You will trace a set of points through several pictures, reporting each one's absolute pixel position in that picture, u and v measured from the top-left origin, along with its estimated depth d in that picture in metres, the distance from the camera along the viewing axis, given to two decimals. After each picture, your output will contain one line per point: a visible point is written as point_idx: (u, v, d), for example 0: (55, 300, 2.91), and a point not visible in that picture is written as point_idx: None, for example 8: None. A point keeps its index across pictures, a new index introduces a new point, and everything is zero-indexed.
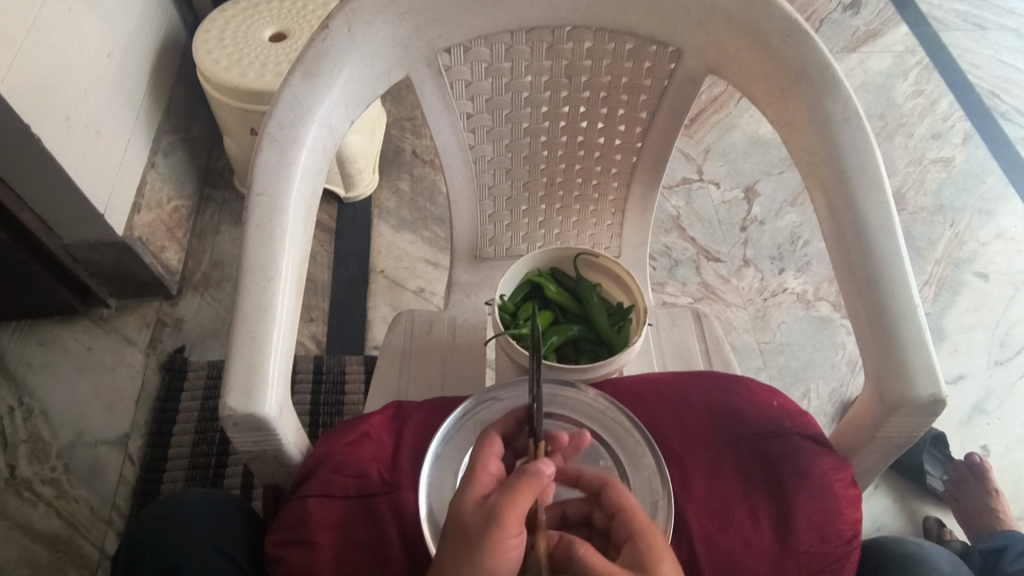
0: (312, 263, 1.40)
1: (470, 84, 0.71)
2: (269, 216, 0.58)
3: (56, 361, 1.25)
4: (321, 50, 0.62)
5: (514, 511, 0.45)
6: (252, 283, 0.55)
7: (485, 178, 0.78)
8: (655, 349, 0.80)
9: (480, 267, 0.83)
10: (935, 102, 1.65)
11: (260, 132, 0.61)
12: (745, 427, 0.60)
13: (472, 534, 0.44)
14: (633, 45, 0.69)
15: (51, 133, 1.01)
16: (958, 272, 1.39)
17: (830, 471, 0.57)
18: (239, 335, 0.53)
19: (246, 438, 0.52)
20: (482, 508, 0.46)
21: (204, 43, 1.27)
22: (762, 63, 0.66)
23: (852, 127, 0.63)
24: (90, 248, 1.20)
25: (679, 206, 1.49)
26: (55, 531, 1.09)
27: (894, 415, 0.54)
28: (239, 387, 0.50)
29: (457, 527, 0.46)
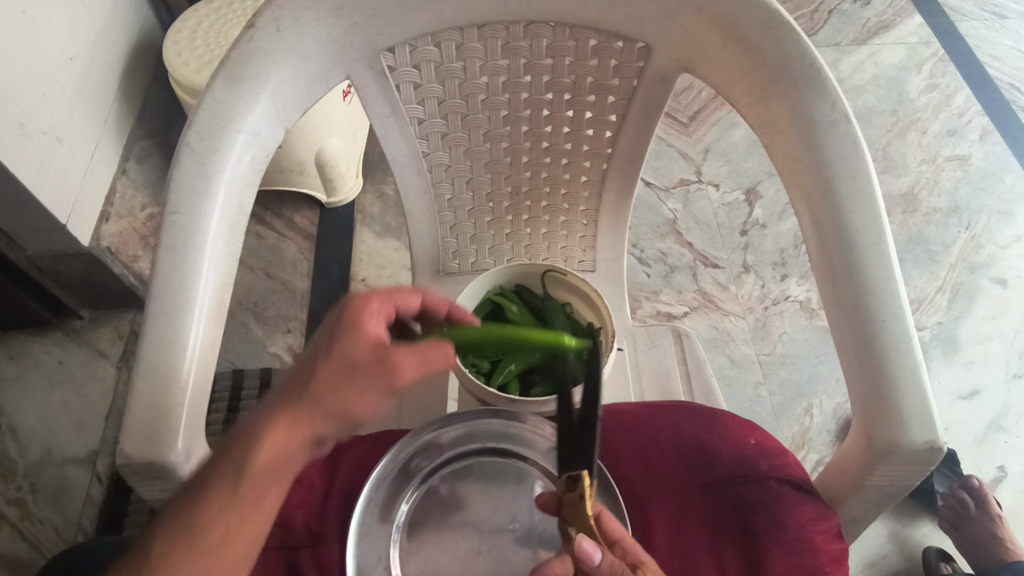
0: (292, 271, 1.34)
1: (419, 86, 0.64)
2: (183, 237, 0.53)
3: (27, 375, 1.21)
4: (246, 51, 0.56)
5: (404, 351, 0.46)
6: (161, 313, 0.50)
7: (443, 188, 0.72)
8: (632, 373, 0.74)
9: (444, 283, 0.78)
10: (951, 96, 1.56)
11: (179, 145, 0.55)
12: (715, 469, 0.54)
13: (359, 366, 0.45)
14: (598, 40, 0.62)
15: (5, 143, 0.96)
16: (974, 278, 1.30)
17: (810, 522, 0.50)
18: (141, 373, 0.48)
19: (152, 485, 0.47)
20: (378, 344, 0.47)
21: (175, 44, 1.22)
22: (739, 60, 0.58)
23: (841, 131, 0.55)
24: (57, 260, 1.15)
25: (676, 209, 1.41)
26: (19, 554, 1.05)
27: (884, 465, 0.47)
28: (138, 432, 0.46)
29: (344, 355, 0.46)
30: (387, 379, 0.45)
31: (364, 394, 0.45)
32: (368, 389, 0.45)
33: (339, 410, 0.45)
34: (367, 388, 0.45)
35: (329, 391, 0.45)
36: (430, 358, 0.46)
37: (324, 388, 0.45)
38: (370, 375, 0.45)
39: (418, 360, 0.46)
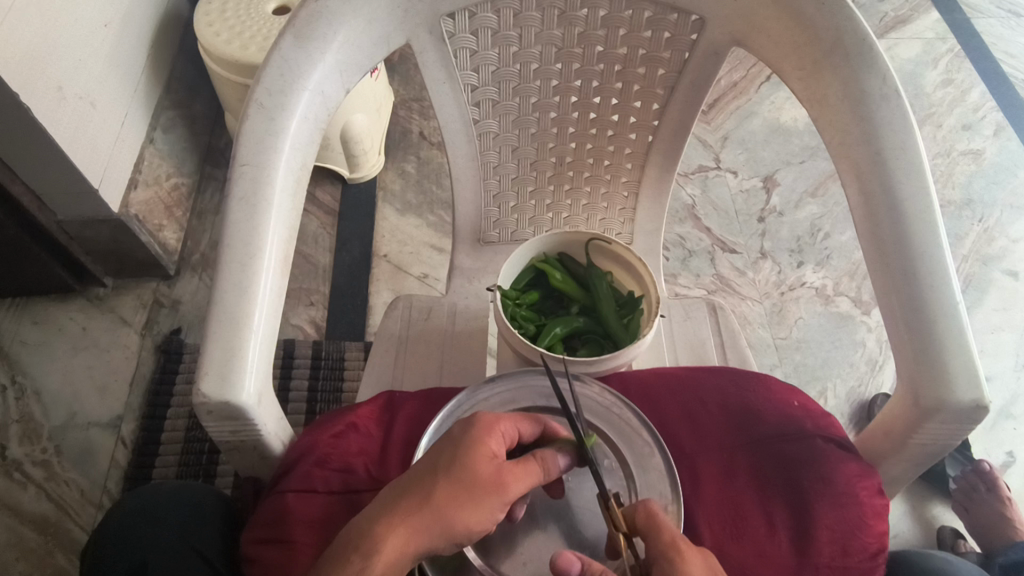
0: (314, 245, 1.35)
1: (476, 53, 0.67)
2: (254, 189, 0.55)
3: (50, 340, 1.21)
4: (314, 12, 0.58)
5: (517, 482, 0.45)
6: (234, 261, 0.52)
7: (490, 156, 0.74)
8: (667, 343, 0.76)
9: (483, 251, 0.80)
10: (966, 92, 1.58)
11: (248, 100, 0.57)
12: (763, 428, 0.58)
13: (476, 484, 0.44)
14: (652, 12, 0.65)
15: (43, 104, 0.97)
16: (986, 269, 1.33)
17: (855, 478, 0.54)
18: (216, 317, 0.50)
19: (222, 427, 0.50)
20: (494, 466, 0.45)
21: (207, 15, 1.23)
22: (791, 35, 0.61)
23: (890, 104, 0.57)
24: (85, 225, 1.16)
25: (694, 195, 1.43)
26: (44, 514, 1.05)
27: (929, 422, 0.50)
28: (214, 372, 0.48)
29: (465, 472, 0.44)
30: (500, 501, 0.45)
31: (480, 519, 0.44)
32: (483, 508, 0.44)
33: (452, 525, 0.43)
34: (481, 514, 0.44)
35: (446, 505, 0.43)
36: (535, 475, 0.47)
37: (438, 509, 0.43)
38: (484, 501, 0.44)
39: (527, 481, 0.46)
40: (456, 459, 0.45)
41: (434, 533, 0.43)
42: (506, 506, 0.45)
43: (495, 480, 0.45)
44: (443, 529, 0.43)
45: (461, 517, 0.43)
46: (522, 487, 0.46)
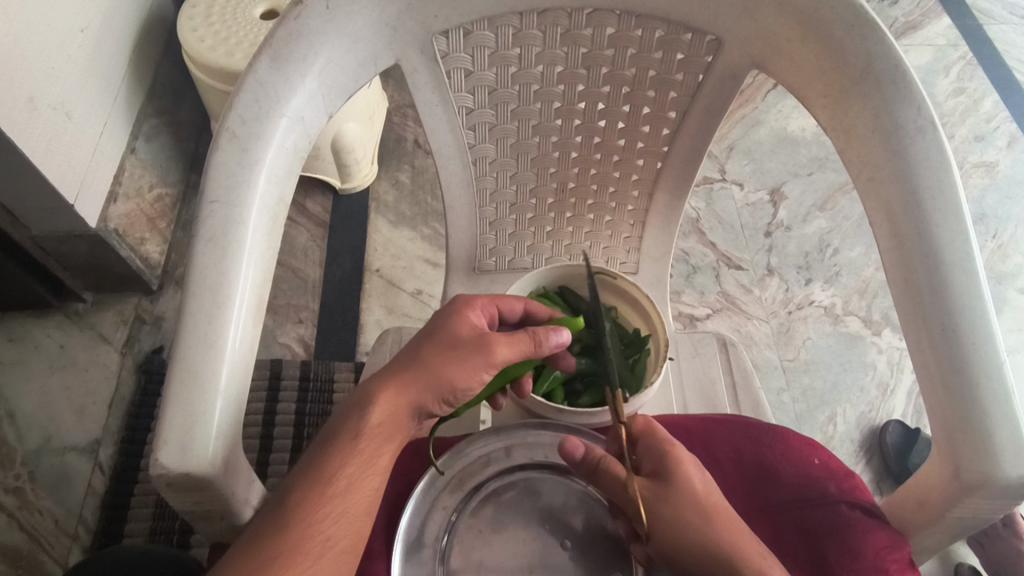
0: (303, 258, 1.30)
1: (471, 74, 0.62)
2: (224, 229, 0.50)
3: (26, 359, 1.15)
4: (293, 30, 0.53)
5: (501, 340, 0.51)
6: (201, 310, 0.47)
7: (487, 182, 0.69)
8: (675, 382, 0.71)
9: (479, 281, 0.74)
10: (978, 101, 1.53)
11: (219, 128, 0.52)
12: (780, 491, 0.53)
13: (459, 344, 0.51)
14: (664, 32, 0.59)
15: (13, 116, 0.92)
16: (1000, 288, 1.28)
17: (884, 551, 0.49)
18: (178, 375, 0.45)
19: (185, 497, 0.44)
20: (476, 331, 0.52)
21: (190, 18, 1.17)
22: (816, 59, 0.56)
23: (927, 138, 0.52)
24: (61, 240, 1.10)
25: (699, 208, 1.38)
26: (16, 546, 1.00)
27: (971, 497, 0.45)
28: (175, 441, 0.43)
29: (447, 334, 0.51)
30: (488, 359, 0.50)
31: (468, 375, 0.50)
32: (469, 362, 0.50)
33: (441, 376, 0.49)
34: (468, 371, 0.50)
35: (434, 362, 0.49)
36: (523, 342, 0.52)
37: (429, 367, 0.49)
38: (473, 356, 0.50)
39: (512, 345, 0.51)
40: (444, 328, 0.52)
41: (425, 385, 0.48)
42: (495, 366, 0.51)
43: (478, 339, 0.51)
44: (434, 383, 0.49)
45: (448, 370, 0.49)
46: (508, 351, 0.51)
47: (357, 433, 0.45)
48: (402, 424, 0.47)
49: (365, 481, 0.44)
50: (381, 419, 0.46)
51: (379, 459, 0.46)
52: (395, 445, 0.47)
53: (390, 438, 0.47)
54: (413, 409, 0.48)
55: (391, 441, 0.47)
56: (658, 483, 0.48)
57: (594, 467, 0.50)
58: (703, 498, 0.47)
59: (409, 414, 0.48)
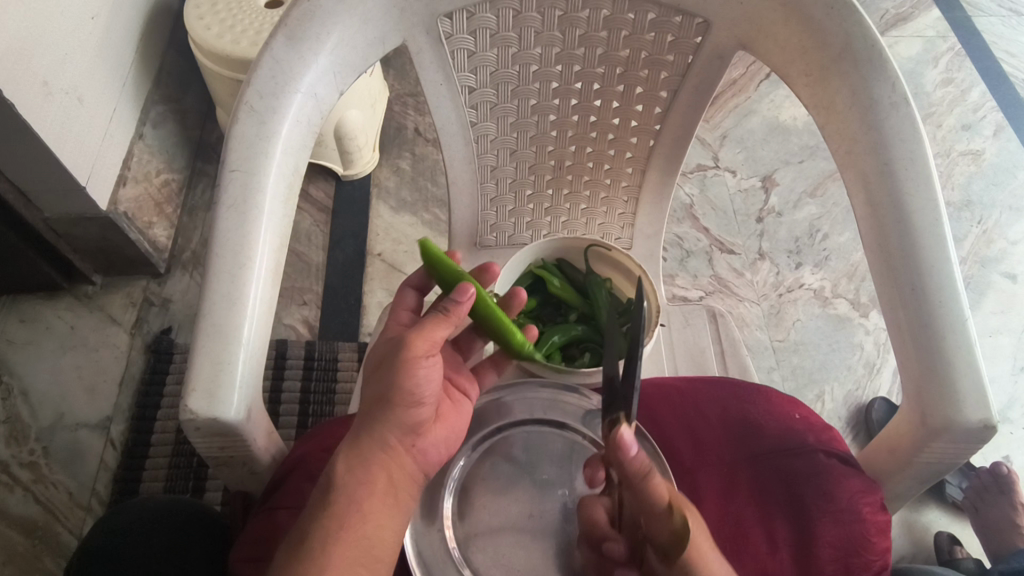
0: (306, 242, 1.33)
1: (473, 55, 0.65)
2: (244, 195, 0.53)
3: (38, 339, 1.19)
4: (307, 12, 0.56)
5: (419, 335, 0.50)
6: (223, 270, 0.51)
7: (488, 159, 0.73)
8: (667, 351, 0.75)
9: (480, 256, 0.78)
10: (966, 91, 1.57)
11: (238, 102, 0.56)
12: (762, 442, 0.57)
13: (388, 358, 0.50)
14: (656, 14, 0.63)
15: (28, 99, 0.94)
16: (985, 272, 1.32)
17: (858, 495, 0.52)
18: (204, 329, 0.48)
19: (210, 442, 0.48)
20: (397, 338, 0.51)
21: (197, 7, 1.20)
22: (797, 40, 0.59)
23: (900, 113, 0.56)
24: (72, 222, 1.14)
25: (693, 194, 1.42)
26: (32, 517, 1.03)
27: (936, 441, 0.49)
28: (202, 388, 0.46)
29: (382, 357, 0.51)
30: (409, 353, 0.49)
31: (403, 376, 0.49)
32: (397, 368, 0.49)
33: (380, 393, 0.48)
34: (403, 374, 0.49)
35: (375, 387, 0.49)
36: (433, 321, 0.51)
37: (377, 394, 0.49)
38: (398, 358, 0.49)
39: (428, 330, 0.50)
40: (378, 354, 0.52)
41: (373, 411, 0.48)
42: (427, 353, 0.50)
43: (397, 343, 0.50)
44: (384, 402, 0.48)
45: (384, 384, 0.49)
46: (429, 338, 0.50)
47: (331, 487, 0.46)
48: (375, 457, 0.47)
49: (350, 533, 0.44)
50: (354, 466, 0.46)
51: (364, 505, 0.45)
52: (380, 480, 0.47)
53: (370, 476, 0.46)
54: (384, 441, 0.48)
55: (376, 482, 0.46)
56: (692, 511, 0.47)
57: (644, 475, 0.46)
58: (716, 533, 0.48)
59: (381, 446, 0.48)
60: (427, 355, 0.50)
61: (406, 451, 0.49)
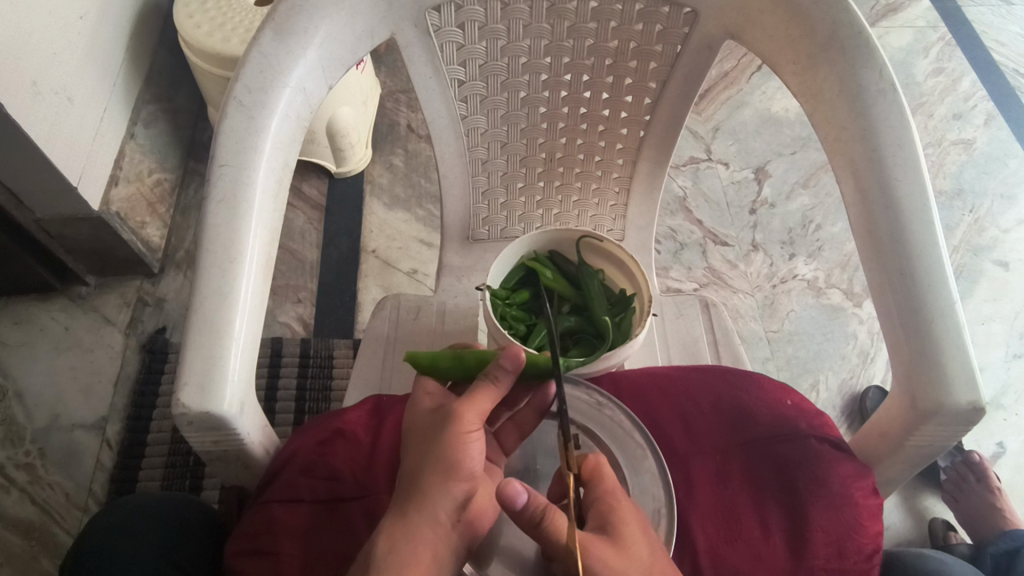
0: (300, 240, 1.33)
1: (462, 47, 0.65)
2: (234, 190, 0.53)
3: (32, 341, 1.18)
4: (294, 6, 0.56)
5: (467, 408, 0.48)
6: (214, 265, 0.51)
7: (479, 152, 0.73)
8: (660, 341, 0.75)
9: (472, 249, 0.78)
10: (957, 80, 1.57)
11: (226, 98, 0.56)
12: (755, 429, 0.57)
13: (433, 431, 0.48)
14: (644, 5, 0.63)
15: (16, 99, 0.94)
16: (977, 260, 1.33)
17: (850, 479, 0.53)
18: (196, 324, 0.48)
19: (203, 437, 0.48)
20: (438, 411, 0.50)
21: (186, 5, 1.20)
22: (785, 28, 0.59)
23: (887, 99, 0.56)
24: (65, 223, 1.13)
25: (686, 186, 1.42)
26: (28, 519, 1.03)
27: (927, 424, 0.49)
28: (195, 382, 0.46)
29: (423, 432, 0.49)
30: (459, 425, 0.47)
31: (453, 446, 0.46)
32: (445, 442, 0.46)
33: (427, 468, 0.46)
34: (454, 446, 0.46)
35: (420, 462, 0.47)
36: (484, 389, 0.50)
37: (425, 467, 0.46)
38: (448, 428, 0.47)
39: (477, 402, 0.49)
40: (417, 431, 0.50)
41: (420, 486, 0.45)
42: (477, 425, 0.48)
43: (443, 417, 0.48)
44: (433, 475, 0.45)
45: (432, 458, 0.46)
46: (479, 409, 0.48)
47: (372, 567, 0.42)
48: (420, 538, 0.43)
49: None
50: (398, 545, 0.43)
51: None
52: (426, 560, 0.43)
53: (415, 556, 0.43)
54: (433, 518, 0.44)
55: (418, 563, 0.42)
56: (604, 545, 0.41)
57: (536, 522, 0.42)
58: (648, 564, 0.42)
59: (431, 524, 0.44)
60: (477, 428, 0.48)
61: (456, 533, 0.45)
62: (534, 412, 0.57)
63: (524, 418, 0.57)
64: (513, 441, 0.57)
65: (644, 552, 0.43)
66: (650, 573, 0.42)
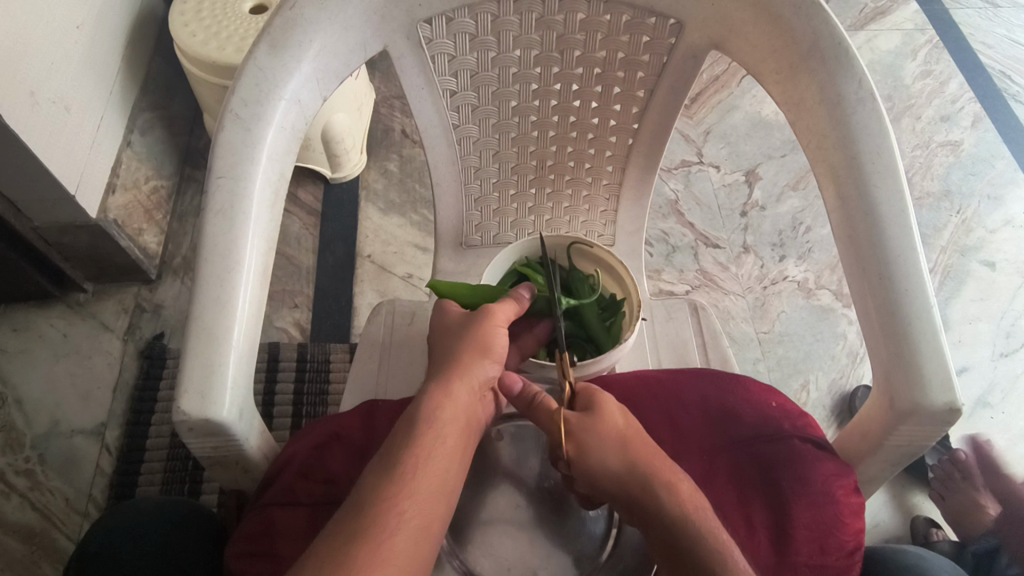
0: (296, 245, 1.34)
1: (454, 58, 0.67)
2: (231, 200, 0.55)
3: (31, 347, 1.19)
4: (288, 20, 0.58)
5: (499, 309, 0.59)
6: (213, 273, 0.52)
7: (471, 160, 0.74)
8: (650, 344, 0.77)
9: (465, 255, 0.79)
10: (944, 83, 1.59)
11: (223, 110, 0.57)
12: (741, 429, 0.58)
13: (467, 326, 0.58)
14: (630, 16, 0.65)
15: (14, 110, 0.95)
16: (964, 260, 1.35)
17: (832, 478, 0.54)
18: (195, 332, 0.50)
19: (203, 443, 0.49)
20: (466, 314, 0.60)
21: (182, 14, 1.21)
22: (767, 38, 0.61)
23: (866, 108, 0.58)
24: (62, 231, 1.14)
25: (677, 190, 1.44)
26: (29, 524, 1.04)
27: (904, 424, 0.51)
28: (194, 390, 0.47)
29: (452, 330, 0.59)
30: (492, 320, 0.58)
31: (485, 333, 0.56)
32: (481, 330, 0.57)
33: (465, 350, 0.55)
34: (488, 333, 0.57)
35: (454, 349, 0.56)
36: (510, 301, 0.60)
37: (463, 345, 0.56)
38: (481, 321, 0.57)
39: (506, 308, 0.59)
40: (444, 332, 0.59)
41: (458, 363, 0.54)
42: (502, 324, 0.59)
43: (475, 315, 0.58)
44: (471, 352, 0.55)
45: (468, 342, 0.56)
46: (506, 313, 0.59)
47: (417, 420, 0.50)
48: (461, 398, 0.52)
49: (436, 457, 0.47)
50: (443, 401, 0.51)
51: (446, 437, 0.49)
52: (463, 416, 0.51)
53: (456, 411, 0.51)
54: (471, 383, 0.54)
55: (458, 416, 0.51)
56: (583, 415, 0.52)
57: (530, 402, 0.54)
58: (624, 427, 0.52)
59: (468, 387, 0.53)
60: (502, 325, 0.58)
61: (481, 402, 0.55)
62: (536, 341, 0.64)
63: (525, 344, 0.64)
64: (513, 363, 0.64)
65: (620, 418, 0.53)
66: (626, 434, 0.51)
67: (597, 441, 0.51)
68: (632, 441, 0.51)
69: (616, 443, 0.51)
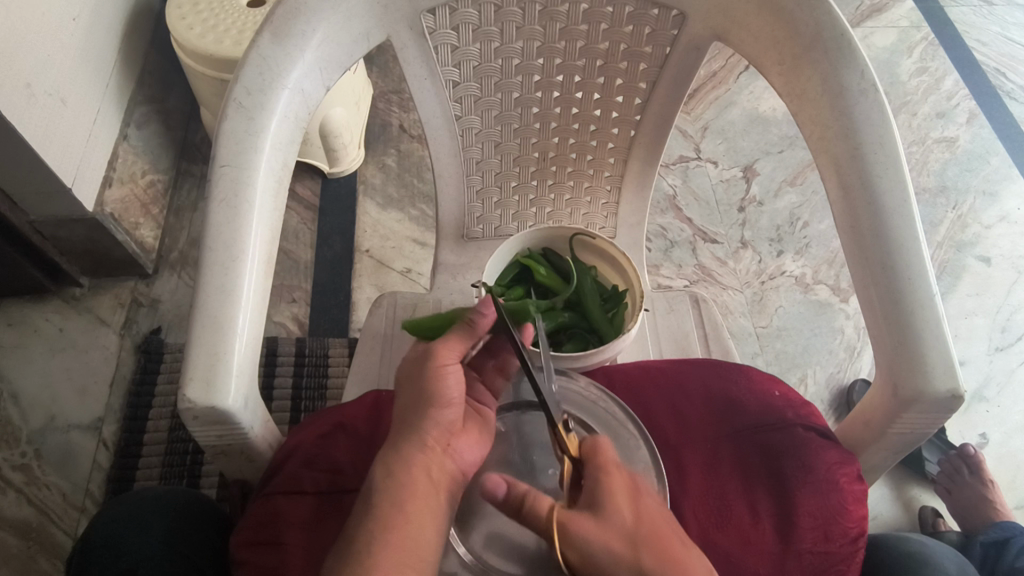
0: (294, 240, 1.34)
1: (457, 49, 0.67)
2: (234, 189, 0.54)
3: (27, 342, 1.19)
4: (293, 9, 0.58)
5: (444, 349, 0.55)
6: (217, 264, 0.52)
7: (473, 152, 0.74)
8: (651, 336, 0.77)
9: (467, 247, 0.80)
10: (940, 80, 1.60)
11: (226, 99, 0.57)
12: (745, 418, 0.59)
13: (416, 373, 0.54)
14: (634, 7, 0.65)
15: (11, 102, 0.95)
16: (960, 255, 1.35)
17: (835, 466, 0.55)
18: (200, 321, 0.49)
19: (208, 431, 0.49)
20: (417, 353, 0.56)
21: (178, 7, 1.20)
22: (769, 30, 0.61)
23: (869, 99, 0.58)
24: (59, 224, 1.13)
25: (675, 185, 1.44)
26: (26, 520, 1.03)
27: (907, 412, 0.51)
28: (199, 377, 0.47)
29: (406, 378, 0.55)
30: (437, 360, 0.54)
31: (433, 378, 0.53)
32: (427, 376, 0.53)
33: (414, 403, 0.52)
34: (433, 380, 0.53)
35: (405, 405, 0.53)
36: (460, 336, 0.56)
37: (410, 401, 0.53)
38: (426, 366, 0.53)
39: (455, 345, 0.55)
40: (401, 378, 0.56)
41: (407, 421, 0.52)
42: (452, 361, 0.54)
43: (419, 359, 0.55)
44: (418, 406, 0.52)
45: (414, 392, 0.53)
46: (455, 348, 0.55)
47: (374, 511, 0.46)
48: (412, 457, 0.49)
49: (393, 534, 0.45)
50: (392, 473, 0.48)
51: (406, 510, 0.46)
52: (421, 478, 0.48)
53: (410, 476, 0.48)
54: (421, 440, 0.50)
55: (415, 481, 0.48)
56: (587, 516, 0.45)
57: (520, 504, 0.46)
58: (633, 525, 0.44)
59: (420, 445, 0.50)
60: (452, 361, 0.54)
61: (449, 454, 0.51)
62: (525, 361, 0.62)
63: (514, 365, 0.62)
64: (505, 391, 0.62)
65: (628, 514, 0.45)
66: (635, 535, 0.44)
67: (597, 550, 0.43)
68: (644, 544, 0.44)
69: (624, 551, 0.43)
